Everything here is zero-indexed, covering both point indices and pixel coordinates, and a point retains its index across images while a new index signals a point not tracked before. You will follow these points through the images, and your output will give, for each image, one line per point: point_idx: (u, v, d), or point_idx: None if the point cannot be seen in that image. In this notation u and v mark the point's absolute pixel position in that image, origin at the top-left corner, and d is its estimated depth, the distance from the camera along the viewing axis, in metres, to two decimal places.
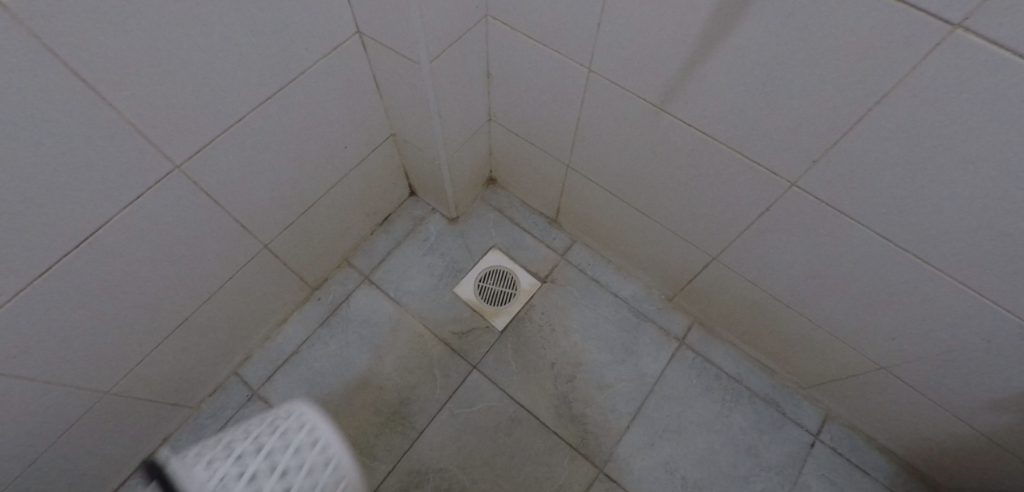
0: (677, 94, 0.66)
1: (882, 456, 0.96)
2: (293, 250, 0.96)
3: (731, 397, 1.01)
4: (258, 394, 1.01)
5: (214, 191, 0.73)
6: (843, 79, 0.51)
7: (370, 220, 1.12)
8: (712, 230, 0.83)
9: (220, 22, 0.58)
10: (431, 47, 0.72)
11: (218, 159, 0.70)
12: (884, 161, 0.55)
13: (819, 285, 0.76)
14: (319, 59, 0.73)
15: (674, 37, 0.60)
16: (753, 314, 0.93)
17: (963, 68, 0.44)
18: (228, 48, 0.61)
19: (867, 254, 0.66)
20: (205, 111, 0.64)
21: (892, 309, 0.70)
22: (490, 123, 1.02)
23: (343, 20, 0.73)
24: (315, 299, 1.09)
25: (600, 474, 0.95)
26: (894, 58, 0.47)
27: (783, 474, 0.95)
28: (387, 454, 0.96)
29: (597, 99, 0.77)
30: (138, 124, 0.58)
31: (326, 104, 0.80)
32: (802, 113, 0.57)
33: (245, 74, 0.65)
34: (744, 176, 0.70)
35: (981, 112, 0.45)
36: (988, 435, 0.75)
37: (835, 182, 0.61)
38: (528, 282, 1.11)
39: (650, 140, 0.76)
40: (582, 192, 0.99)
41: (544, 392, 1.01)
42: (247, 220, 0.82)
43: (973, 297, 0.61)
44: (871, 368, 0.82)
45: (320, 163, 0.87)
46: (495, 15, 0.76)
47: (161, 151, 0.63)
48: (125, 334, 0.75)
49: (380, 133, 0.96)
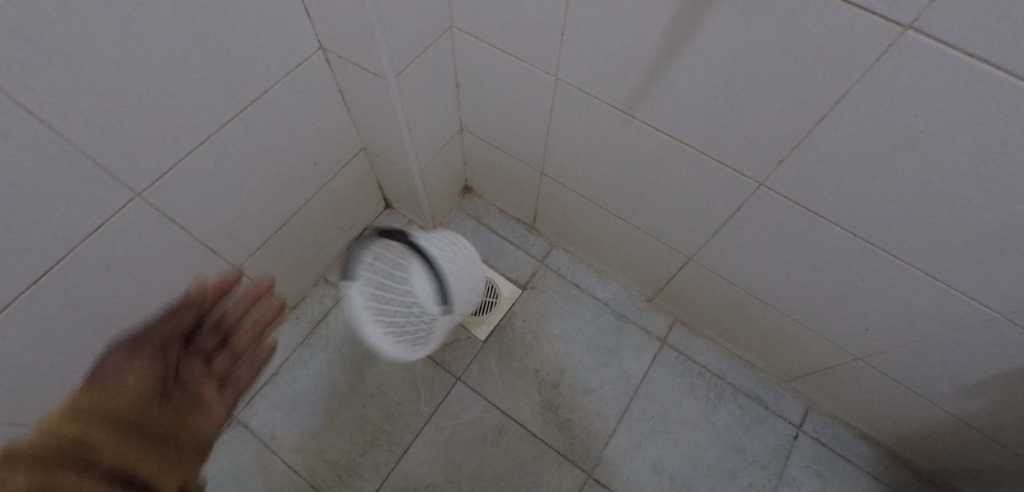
0: (642, 99, 0.66)
1: (864, 443, 0.97)
2: (267, 270, 0.94)
3: (715, 394, 1.02)
4: (238, 419, 0.99)
5: (179, 217, 0.71)
6: (801, 80, 0.52)
7: (346, 235, 1.11)
8: (687, 231, 0.84)
9: (175, 45, 0.56)
10: (396, 59, 0.71)
11: (182, 185, 0.68)
12: (846, 158, 0.56)
13: (793, 281, 0.78)
14: (282, 77, 0.72)
15: (635, 43, 0.60)
16: (731, 310, 0.94)
17: (916, 66, 0.44)
18: (186, 72, 0.59)
19: (838, 248, 0.67)
20: (165, 137, 0.62)
21: (864, 301, 0.72)
22: (462, 133, 1.01)
23: (305, 36, 0.72)
24: (293, 318, 1.07)
25: (590, 479, 0.95)
26: (849, 58, 0.47)
27: (769, 467, 0.96)
28: (374, 473, 0.95)
29: (565, 106, 0.77)
30: (94, 156, 0.56)
31: (293, 123, 0.79)
32: (763, 114, 0.58)
33: (205, 97, 0.63)
34: (712, 176, 0.70)
35: (937, 108, 0.46)
36: (961, 417, 0.77)
37: (801, 180, 0.62)
38: (509, 289, 1.11)
39: (620, 145, 0.76)
40: (557, 198, 1.00)
41: (529, 399, 1.01)
42: (216, 244, 0.80)
43: (939, 287, 0.62)
44: (848, 359, 0.84)
45: (290, 182, 0.86)
46: (460, 25, 0.76)
47: (120, 180, 0.61)
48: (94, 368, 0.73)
49: (350, 147, 0.95)
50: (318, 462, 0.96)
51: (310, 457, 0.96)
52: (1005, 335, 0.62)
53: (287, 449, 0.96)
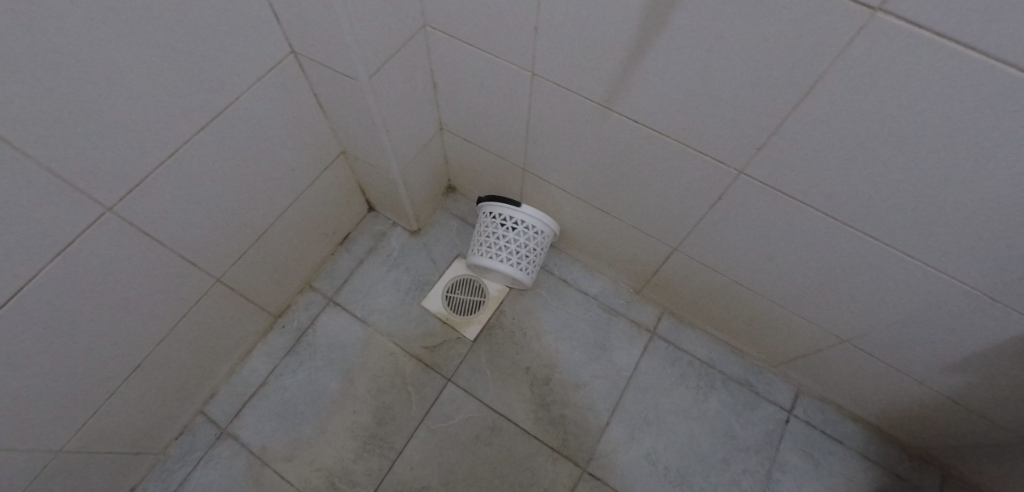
0: (620, 92, 0.66)
1: (854, 423, 0.98)
2: (250, 280, 0.93)
3: (706, 382, 1.02)
4: (228, 431, 0.97)
5: (154, 230, 0.69)
6: (776, 65, 0.52)
7: (330, 239, 1.10)
8: (671, 222, 0.84)
9: (140, 54, 0.55)
10: (369, 61, 0.70)
11: (155, 196, 0.66)
12: (823, 142, 0.56)
13: (777, 267, 0.78)
14: (254, 83, 0.70)
15: (611, 35, 0.59)
16: (718, 299, 0.94)
17: (889, 48, 0.44)
18: (153, 80, 0.58)
19: (820, 232, 0.67)
20: (135, 148, 0.60)
21: (848, 284, 0.72)
22: (442, 132, 1.01)
23: (275, 41, 0.70)
24: (279, 327, 1.06)
25: (585, 473, 0.95)
26: (821, 43, 0.47)
27: (761, 452, 0.96)
28: (368, 478, 0.94)
29: (544, 102, 0.76)
30: (61, 172, 0.54)
31: (268, 129, 0.77)
32: (740, 101, 0.58)
33: (175, 105, 0.62)
34: (693, 166, 0.70)
35: (913, 89, 0.46)
36: (947, 394, 0.78)
37: (779, 166, 0.62)
38: (497, 288, 1.10)
39: (601, 139, 0.76)
40: (540, 194, 0.99)
41: (522, 397, 1.01)
42: (196, 256, 0.78)
43: (920, 267, 0.63)
44: (835, 342, 0.84)
45: (268, 189, 0.84)
46: (433, 24, 0.75)
47: (89, 195, 0.59)
48: (74, 388, 0.71)
49: (328, 152, 0.94)
50: (311, 471, 0.95)
51: (303, 466, 0.95)
52: (987, 312, 0.62)
53: (279, 459, 0.96)
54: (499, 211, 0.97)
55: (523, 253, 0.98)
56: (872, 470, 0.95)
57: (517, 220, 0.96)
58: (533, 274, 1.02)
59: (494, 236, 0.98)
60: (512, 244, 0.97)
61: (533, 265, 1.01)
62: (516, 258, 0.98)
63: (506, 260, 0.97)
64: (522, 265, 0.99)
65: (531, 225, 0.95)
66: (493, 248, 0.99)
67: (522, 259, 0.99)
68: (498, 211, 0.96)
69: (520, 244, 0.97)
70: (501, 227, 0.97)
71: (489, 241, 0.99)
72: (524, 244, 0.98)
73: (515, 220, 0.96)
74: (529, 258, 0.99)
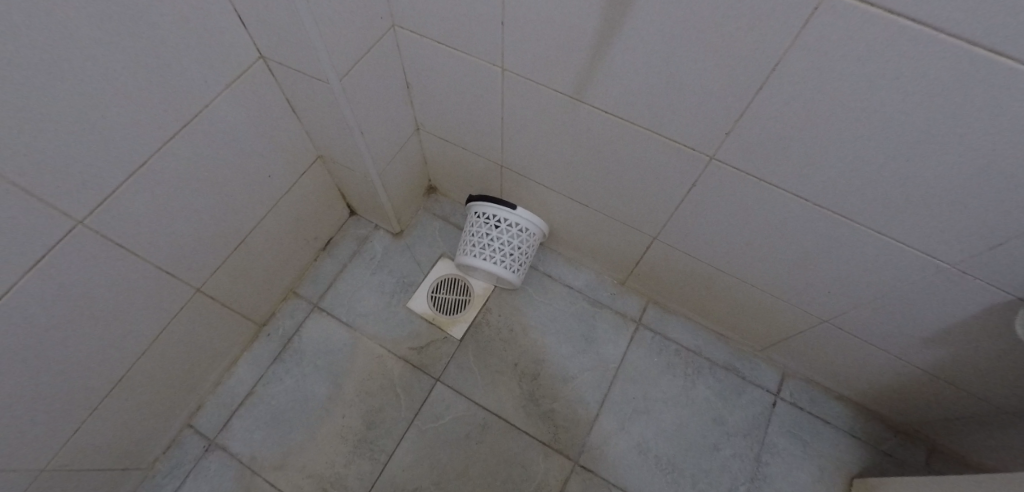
0: (590, 84, 0.66)
1: (839, 403, 1.00)
2: (231, 289, 0.92)
3: (693, 370, 1.03)
4: (216, 442, 0.97)
5: (129, 242, 0.69)
6: (738, 49, 0.52)
7: (312, 245, 1.10)
8: (648, 212, 0.84)
9: (103, 63, 0.54)
10: (338, 63, 0.70)
11: (127, 207, 0.66)
12: (788, 124, 0.57)
13: (755, 250, 0.79)
14: (223, 89, 0.70)
15: (576, 27, 0.60)
16: (700, 285, 0.95)
17: (845, 28, 0.45)
18: (119, 90, 0.57)
19: (793, 213, 0.68)
20: (104, 160, 0.60)
21: (824, 264, 0.73)
22: (418, 132, 1.01)
23: (243, 46, 0.70)
24: (264, 335, 1.06)
25: (576, 467, 0.95)
26: (778, 26, 0.48)
27: (750, 436, 0.97)
28: (360, 482, 0.94)
29: (517, 97, 0.76)
30: (29, 186, 0.54)
31: (241, 136, 0.77)
32: (706, 87, 0.58)
33: (143, 115, 0.61)
34: (665, 155, 0.71)
35: (870, 67, 0.47)
36: (927, 369, 0.80)
37: (748, 149, 0.63)
38: (482, 286, 1.10)
39: (573, 132, 0.76)
40: (520, 190, 0.99)
41: (510, 393, 1.01)
42: (173, 267, 0.78)
43: (891, 243, 0.64)
44: (815, 322, 0.85)
45: (245, 196, 0.84)
46: (402, 23, 0.75)
47: (58, 208, 0.58)
48: (54, 405, 0.70)
49: (305, 156, 0.94)
50: (302, 478, 0.95)
51: (293, 474, 0.95)
52: (958, 284, 0.64)
53: (270, 468, 0.95)
54: (488, 211, 0.97)
55: (512, 253, 0.98)
56: (859, 448, 0.96)
57: (505, 219, 0.96)
58: (522, 274, 1.02)
59: (482, 236, 0.98)
60: (501, 244, 0.97)
61: (522, 265, 1.01)
62: (505, 258, 0.98)
63: (495, 260, 0.97)
64: (510, 265, 0.98)
65: (520, 224, 0.96)
66: (481, 248, 0.99)
67: (512, 259, 0.99)
68: (486, 211, 0.96)
69: (509, 243, 0.97)
70: (490, 226, 0.97)
71: (478, 242, 0.99)
72: (512, 244, 0.98)
73: (503, 220, 0.96)
74: (518, 257, 0.99)
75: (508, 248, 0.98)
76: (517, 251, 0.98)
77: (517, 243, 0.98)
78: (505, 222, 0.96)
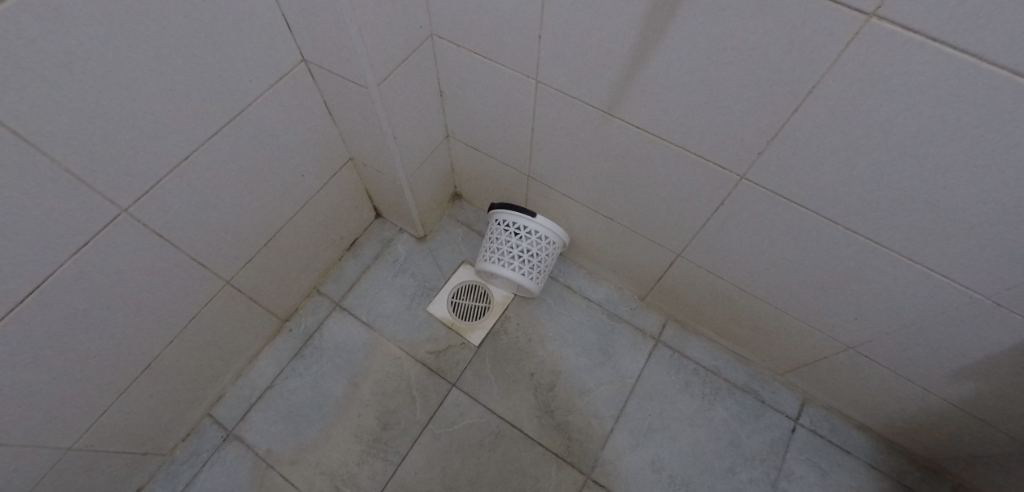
0: (621, 98, 0.67)
1: (862, 434, 0.97)
2: (258, 283, 0.95)
3: (711, 389, 1.02)
4: (234, 433, 0.98)
5: (167, 231, 0.71)
6: (773, 71, 0.53)
7: (338, 245, 1.12)
8: (674, 229, 0.84)
9: (155, 58, 0.57)
10: (377, 70, 0.72)
11: (167, 197, 0.68)
12: (821, 148, 0.57)
13: (781, 273, 0.78)
14: (265, 89, 0.73)
15: (611, 42, 0.61)
16: (721, 305, 0.95)
17: (881, 55, 0.45)
18: (168, 86, 0.60)
19: (824, 236, 0.67)
20: (150, 151, 0.63)
21: (852, 290, 0.72)
22: (448, 140, 1.03)
23: (287, 50, 0.73)
24: (287, 330, 1.08)
25: (589, 480, 0.95)
26: (815, 51, 0.48)
27: (767, 461, 0.95)
28: (372, 482, 0.95)
29: (548, 109, 0.77)
30: (79, 174, 0.57)
31: (278, 135, 0.79)
32: (740, 107, 0.58)
33: (189, 109, 0.64)
34: (695, 173, 0.71)
35: (907, 93, 0.47)
36: (957, 404, 0.77)
37: (780, 171, 0.63)
38: (501, 294, 1.11)
39: (603, 145, 0.77)
40: (545, 201, 1.00)
41: (526, 403, 1.01)
42: (206, 258, 0.80)
43: (924, 273, 0.63)
44: (839, 349, 0.84)
45: (278, 193, 0.86)
46: (440, 33, 0.77)
47: (105, 196, 0.61)
48: (85, 385, 0.73)
49: (338, 158, 0.96)
50: (316, 474, 0.96)
51: (307, 470, 0.96)
52: (992, 319, 0.62)
53: (284, 462, 0.96)
54: (506, 217, 0.98)
55: (527, 260, 0.98)
56: (880, 481, 0.94)
57: (522, 226, 0.97)
58: (541, 282, 1.02)
59: (500, 243, 0.99)
60: (517, 251, 0.98)
61: (539, 273, 1.01)
62: (520, 266, 0.98)
63: (511, 268, 0.98)
64: (529, 273, 0.99)
65: (536, 230, 0.96)
66: (498, 256, 1.00)
67: (529, 266, 0.99)
68: (504, 217, 0.98)
69: (525, 251, 0.98)
70: (508, 232, 0.98)
71: (495, 249, 1.00)
72: (528, 251, 0.98)
73: (519, 226, 0.97)
74: (534, 265, 0.99)
75: (523, 255, 0.98)
76: (534, 258, 0.98)
77: (533, 250, 0.98)
78: (522, 228, 0.97)
